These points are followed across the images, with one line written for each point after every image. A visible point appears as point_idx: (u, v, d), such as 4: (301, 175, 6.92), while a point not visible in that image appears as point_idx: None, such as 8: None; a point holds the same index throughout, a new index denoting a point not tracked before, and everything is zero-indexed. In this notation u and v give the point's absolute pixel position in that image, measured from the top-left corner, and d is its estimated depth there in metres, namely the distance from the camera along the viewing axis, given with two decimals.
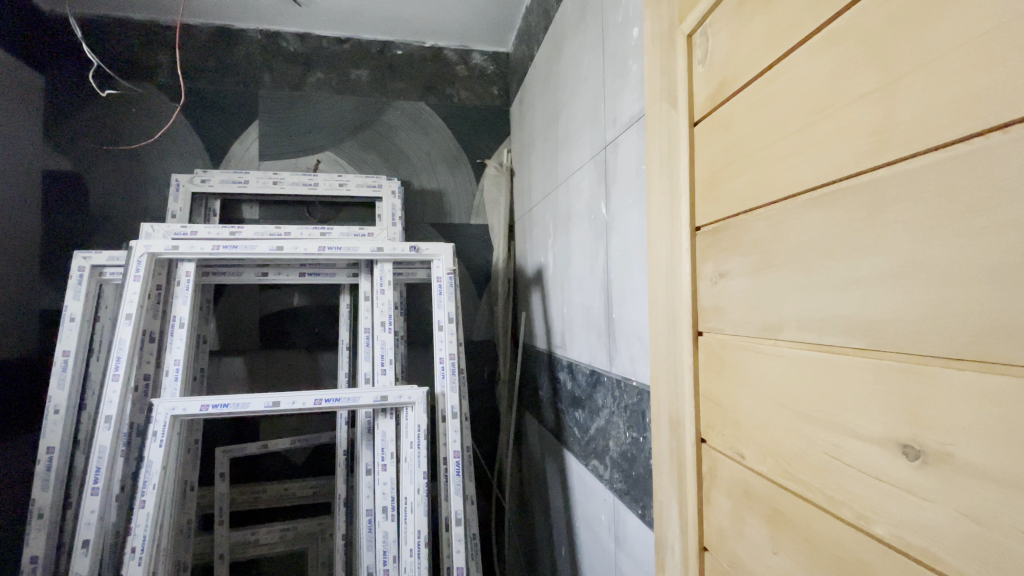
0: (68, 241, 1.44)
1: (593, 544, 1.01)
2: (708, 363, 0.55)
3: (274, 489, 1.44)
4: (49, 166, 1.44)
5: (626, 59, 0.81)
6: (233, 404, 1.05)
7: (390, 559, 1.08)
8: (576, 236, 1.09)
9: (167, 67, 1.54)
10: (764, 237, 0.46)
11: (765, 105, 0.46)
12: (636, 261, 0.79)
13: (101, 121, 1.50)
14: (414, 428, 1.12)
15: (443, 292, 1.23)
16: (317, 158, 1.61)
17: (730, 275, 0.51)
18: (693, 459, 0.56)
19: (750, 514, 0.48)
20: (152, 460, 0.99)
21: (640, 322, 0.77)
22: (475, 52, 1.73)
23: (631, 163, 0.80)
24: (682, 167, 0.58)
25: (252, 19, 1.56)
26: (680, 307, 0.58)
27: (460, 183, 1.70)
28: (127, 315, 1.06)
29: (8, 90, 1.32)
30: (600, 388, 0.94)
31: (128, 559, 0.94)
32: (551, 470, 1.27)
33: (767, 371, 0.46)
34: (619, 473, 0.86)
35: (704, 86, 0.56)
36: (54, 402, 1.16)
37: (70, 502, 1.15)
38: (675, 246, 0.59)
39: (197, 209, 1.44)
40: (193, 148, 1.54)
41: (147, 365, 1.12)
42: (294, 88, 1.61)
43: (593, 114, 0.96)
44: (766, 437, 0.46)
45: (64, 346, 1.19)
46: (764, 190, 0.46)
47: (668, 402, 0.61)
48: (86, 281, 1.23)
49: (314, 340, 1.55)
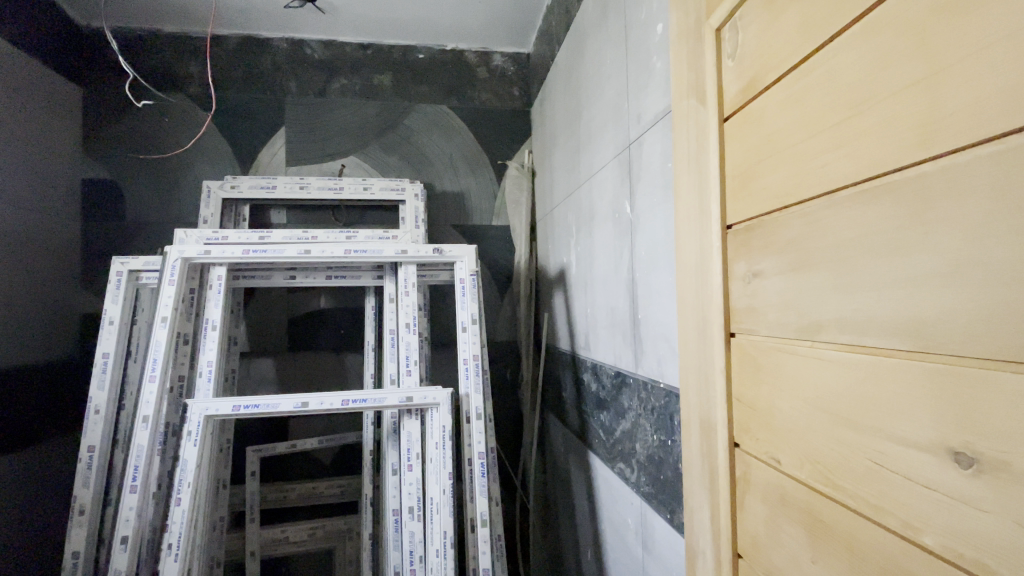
0: (105, 246, 1.50)
1: (619, 547, 1.00)
2: (742, 365, 0.53)
3: (303, 488, 1.47)
4: (88, 175, 1.50)
5: (651, 56, 0.80)
6: (264, 405, 1.07)
7: (416, 560, 1.08)
8: (599, 236, 1.08)
9: (197, 76, 1.59)
10: (800, 236, 0.45)
11: (800, 100, 0.45)
12: (663, 260, 0.77)
13: (137, 130, 1.55)
14: (439, 429, 1.13)
15: (467, 294, 1.24)
16: (342, 163, 1.63)
17: (764, 274, 0.49)
18: (726, 463, 0.55)
19: (787, 522, 0.47)
20: (187, 459, 1.02)
21: (667, 322, 0.76)
22: (496, 54, 1.74)
23: (656, 161, 0.79)
24: (711, 165, 0.57)
25: (277, 28, 1.60)
26: (710, 308, 0.57)
27: (482, 185, 1.70)
28: (162, 319, 1.10)
29: (47, 104, 1.39)
30: (626, 390, 0.92)
31: (165, 555, 0.97)
32: (576, 472, 1.26)
33: (805, 374, 0.44)
34: (646, 477, 0.85)
35: (734, 81, 0.54)
36: (94, 402, 1.20)
37: (109, 499, 1.20)
38: (705, 245, 0.58)
39: (227, 214, 1.48)
40: (223, 155, 1.58)
41: (181, 366, 1.15)
42: (319, 94, 1.64)
43: (617, 113, 0.95)
44: (804, 443, 0.44)
45: (104, 348, 1.23)
46: (799, 187, 0.45)
47: (698, 405, 0.60)
48: (124, 285, 1.28)
49: (340, 341, 1.57)
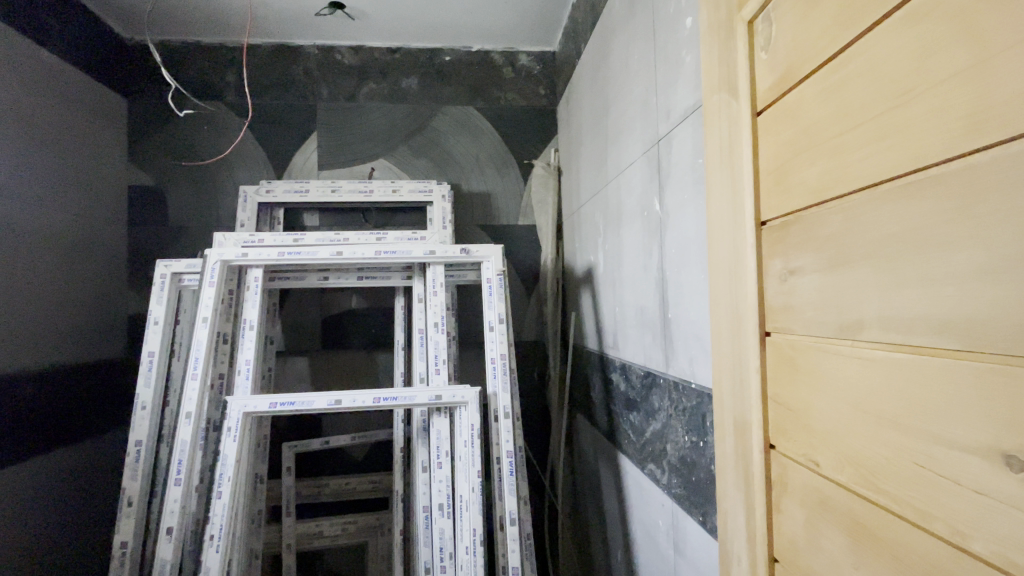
0: (149, 250, 1.57)
1: (649, 549, 0.99)
2: (778, 365, 0.52)
3: (335, 484, 1.51)
4: (134, 182, 1.58)
5: (680, 50, 0.79)
6: (299, 402, 1.11)
7: (447, 556, 1.10)
8: (628, 234, 1.07)
9: (234, 84, 1.64)
10: (840, 231, 0.44)
11: (838, 90, 0.43)
12: (694, 257, 0.76)
13: (177, 138, 1.61)
14: (467, 428, 1.14)
15: (494, 294, 1.24)
16: (372, 166, 1.66)
17: (801, 271, 0.48)
18: (762, 465, 0.53)
19: (826, 526, 0.45)
20: (227, 454, 1.06)
21: (699, 322, 0.74)
22: (521, 53, 1.74)
23: (686, 157, 0.78)
24: (744, 160, 0.56)
25: (309, 35, 1.64)
26: (744, 306, 0.56)
27: (508, 184, 1.71)
28: (203, 319, 1.15)
29: (94, 114, 1.47)
30: (656, 390, 0.91)
31: (207, 546, 1.01)
32: (605, 473, 1.25)
33: (846, 374, 0.43)
34: (678, 478, 0.83)
35: (767, 74, 0.53)
36: (141, 398, 1.26)
37: (155, 491, 1.25)
38: (738, 242, 0.57)
39: (263, 217, 1.53)
40: (258, 160, 1.63)
41: (221, 364, 1.19)
42: (349, 99, 1.67)
43: (645, 109, 0.94)
44: (845, 444, 0.43)
45: (150, 347, 1.29)
46: (839, 181, 0.44)
47: (732, 406, 0.59)
48: (168, 287, 1.34)
49: (371, 340, 1.60)
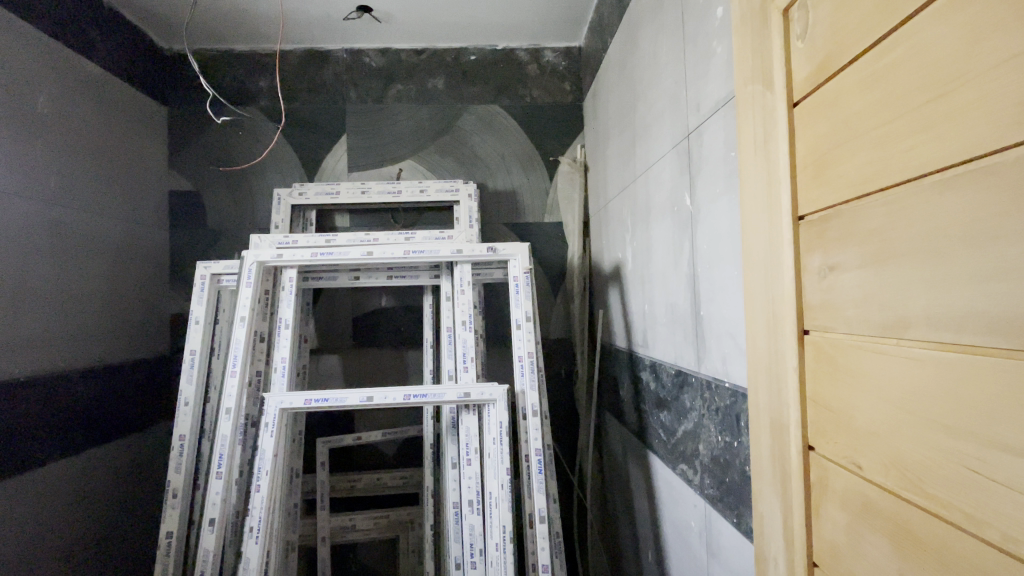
0: (189, 252, 1.64)
1: (681, 549, 0.97)
2: (817, 364, 0.50)
3: (367, 479, 1.54)
4: (175, 188, 1.65)
5: (711, 42, 0.77)
6: (333, 398, 1.14)
7: (476, 552, 1.11)
8: (657, 230, 1.06)
9: (267, 90, 1.69)
10: (884, 225, 0.42)
11: (881, 78, 0.42)
12: (727, 253, 0.74)
13: (213, 144, 1.67)
14: (496, 425, 1.15)
15: (521, 292, 1.24)
16: (400, 167, 1.69)
17: (841, 268, 0.46)
18: (800, 467, 0.52)
19: (870, 531, 0.44)
20: (265, 448, 1.10)
21: (733, 320, 0.73)
22: (546, 49, 1.73)
23: (718, 151, 0.76)
24: (780, 152, 0.54)
25: (337, 39, 1.67)
26: (781, 304, 0.54)
27: (534, 182, 1.71)
28: (241, 318, 1.19)
29: (137, 123, 1.55)
30: (688, 389, 0.90)
31: (248, 537, 1.05)
32: (635, 472, 1.24)
33: (891, 374, 0.41)
34: (711, 478, 0.82)
35: (804, 64, 0.51)
36: (184, 395, 1.32)
37: (198, 484, 1.31)
38: (774, 237, 0.55)
39: (296, 219, 1.58)
40: (291, 164, 1.68)
41: (258, 362, 1.23)
42: (377, 101, 1.70)
43: (674, 101, 0.93)
44: (890, 446, 0.41)
45: (192, 346, 1.35)
46: (883, 172, 0.42)
47: (769, 406, 0.57)
48: (207, 288, 1.39)
49: (400, 338, 1.63)
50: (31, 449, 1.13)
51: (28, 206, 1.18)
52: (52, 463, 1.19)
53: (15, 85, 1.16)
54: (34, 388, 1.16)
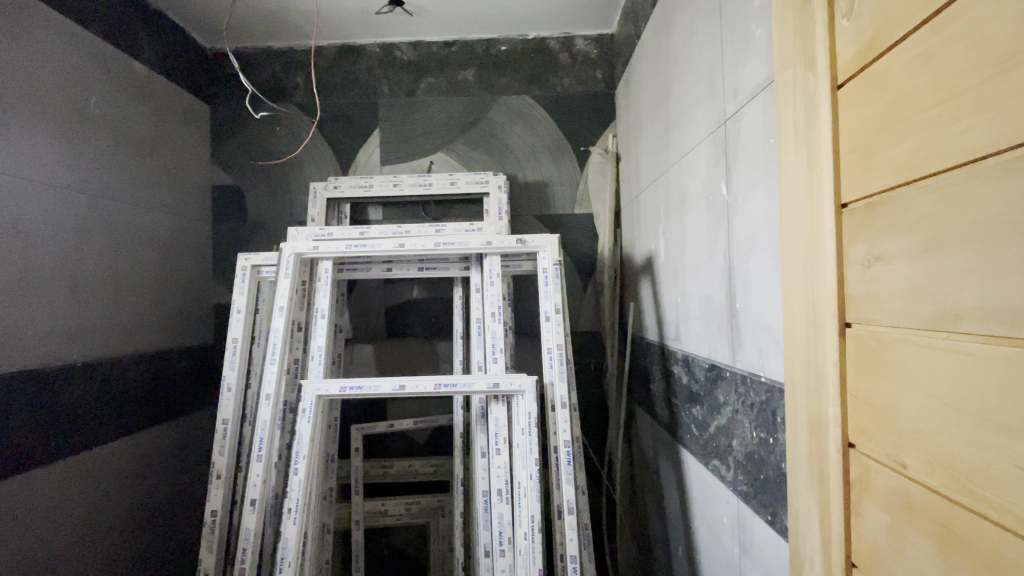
0: (231, 245, 1.71)
1: (713, 546, 0.96)
2: (860, 358, 0.48)
3: (399, 466, 1.58)
4: (217, 182, 1.72)
5: (750, 24, 0.74)
6: (367, 386, 1.17)
7: (505, 540, 1.12)
8: (691, 221, 1.03)
9: (302, 86, 1.73)
10: (934, 213, 0.40)
11: (934, 57, 0.39)
12: (765, 243, 0.72)
13: (252, 139, 1.73)
14: (525, 416, 1.14)
15: (551, 284, 1.24)
16: (431, 160, 1.71)
17: (887, 258, 0.44)
18: (840, 466, 0.50)
19: (914, 533, 0.42)
20: (303, 433, 1.14)
21: (770, 313, 0.71)
22: (578, 38, 1.70)
23: (756, 137, 0.73)
24: (822, 138, 0.52)
25: (370, 34, 1.69)
26: (821, 296, 0.52)
27: (565, 173, 1.69)
28: (280, 308, 1.24)
29: (183, 120, 1.62)
30: (722, 384, 0.88)
31: (286, 517, 1.10)
32: (665, 467, 1.22)
33: (939, 369, 0.39)
34: (744, 475, 0.80)
35: (849, 43, 0.49)
36: (227, 381, 1.38)
37: (240, 466, 1.37)
38: (814, 226, 0.53)
39: (331, 212, 1.62)
40: (325, 158, 1.72)
41: (296, 350, 1.28)
42: (409, 95, 1.72)
43: (710, 87, 0.90)
44: (937, 444, 0.40)
45: (234, 334, 1.41)
46: (935, 156, 0.40)
47: (807, 402, 0.55)
48: (248, 278, 1.44)
49: (431, 329, 1.65)
50: (88, 429, 1.22)
51: (82, 200, 1.25)
52: (106, 443, 1.27)
53: (66, 85, 1.22)
54: (90, 373, 1.24)
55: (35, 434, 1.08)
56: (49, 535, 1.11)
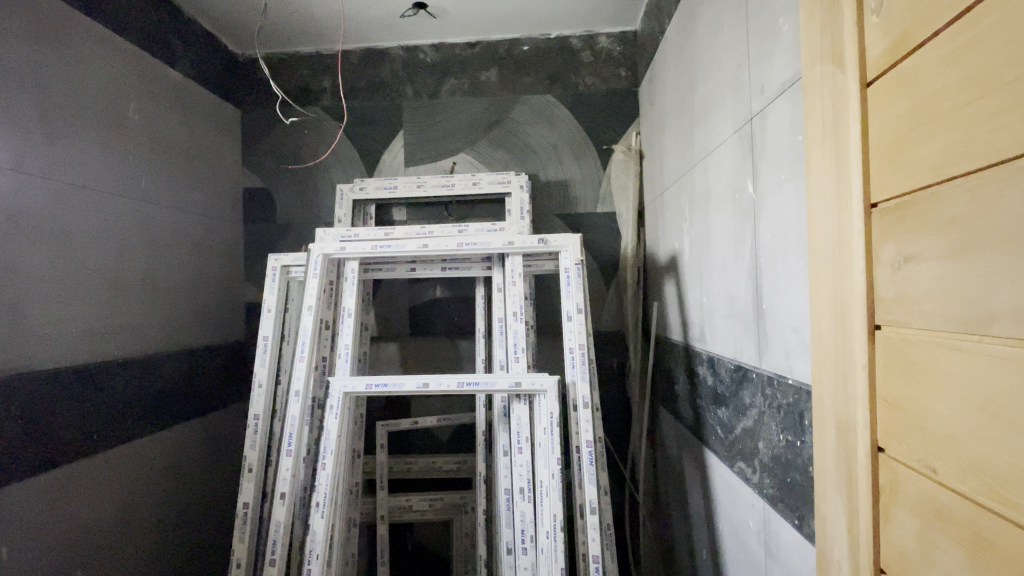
0: (261, 245, 1.77)
1: (738, 548, 0.95)
2: (890, 361, 0.47)
3: (423, 463, 1.60)
4: (247, 185, 1.78)
5: (777, 20, 0.73)
6: (392, 384, 1.19)
7: (528, 538, 1.13)
8: (716, 220, 1.02)
9: (329, 90, 1.77)
10: (968, 213, 0.39)
11: (967, 53, 0.38)
12: (793, 243, 0.71)
13: (281, 142, 1.78)
14: (547, 415, 1.15)
15: (572, 283, 1.24)
16: (454, 160, 1.72)
17: (918, 259, 0.43)
18: (868, 470, 0.49)
19: (945, 539, 0.41)
20: (330, 429, 1.17)
21: (797, 314, 0.69)
22: (601, 35, 1.69)
23: (783, 134, 0.72)
24: (851, 136, 0.51)
25: (395, 37, 1.72)
26: (850, 297, 0.51)
27: (587, 172, 1.69)
28: (309, 307, 1.27)
29: (216, 125, 1.68)
30: (748, 385, 0.86)
31: (314, 510, 1.13)
32: (689, 468, 1.21)
33: (972, 372, 0.38)
34: (771, 478, 0.79)
35: (879, 39, 0.48)
36: (258, 377, 1.42)
37: (271, 460, 1.42)
38: (843, 226, 0.52)
39: (357, 213, 1.65)
40: (351, 160, 1.75)
41: (324, 348, 1.31)
42: (432, 96, 1.74)
43: (736, 83, 0.89)
44: (968, 449, 0.39)
45: (265, 332, 1.45)
46: (968, 154, 0.39)
47: (834, 404, 0.54)
48: (278, 278, 1.49)
49: (454, 328, 1.67)
50: (128, 422, 1.28)
51: (123, 204, 1.31)
52: (144, 436, 1.33)
53: (106, 93, 1.28)
54: (130, 369, 1.30)
55: (80, 428, 1.14)
56: (93, 522, 1.17)
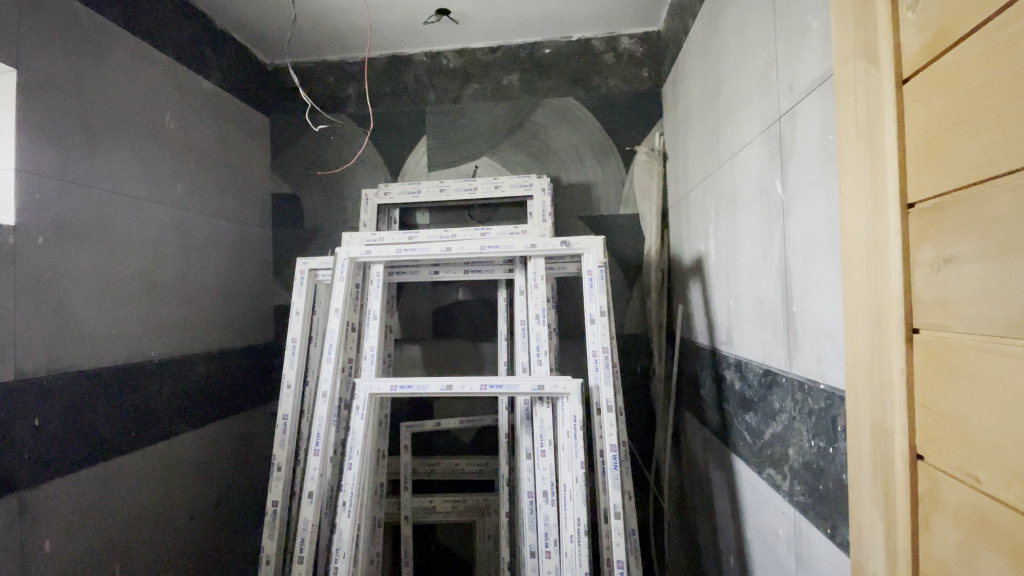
0: (289, 249, 1.81)
1: (767, 556, 0.93)
2: (929, 366, 0.45)
3: (446, 464, 1.61)
4: (276, 191, 1.83)
5: (806, 17, 0.71)
6: (416, 386, 1.20)
7: (552, 542, 1.12)
8: (743, 221, 1.00)
9: (355, 97, 1.80)
10: (1011, 213, 0.37)
11: (1008, 49, 0.37)
12: (825, 244, 0.69)
13: (308, 149, 1.82)
14: (570, 418, 1.15)
15: (596, 286, 1.23)
16: (476, 164, 1.74)
17: (959, 261, 0.42)
18: (907, 479, 0.47)
19: (988, 550, 0.40)
20: (356, 430, 1.19)
21: (829, 317, 0.68)
22: (623, 37, 1.68)
23: (814, 133, 0.71)
24: (886, 135, 0.49)
25: (418, 44, 1.74)
26: (887, 300, 0.49)
27: (609, 174, 1.68)
28: (335, 309, 1.30)
29: (247, 132, 1.73)
30: (777, 390, 0.84)
31: (341, 509, 1.15)
32: (716, 473, 1.19)
33: (1017, 378, 0.37)
34: (801, 485, 0.77)
35: (915, 35, 0.46)
36: (286, 378, 1.46)
37: (298, 459, 1.45)
38: (879, 226, 0.50)
39: (381, 218, 1.68)
40: (375, 166, 1.78)
41: (350, 350, 1.33)
42: (455, 101, 1.76)
43: (763, 82, 0.87)
44: (1013, 457, 0.37)
45: (293, 334, 1.49)
46: (1010, 152, 0.37)
47: (869, 410, 0.52)
48: (306, 281, 1.52)
49: (476, 330, 1.68)
50: (163, 420, 1.33)
51: (159, 210, 1.37)
52: (179, 434, 1.38)
53: (143, 104, 1.33)
54: (165, 370, 1.35)
55: (117, 425, 1.19)
56: (130, 515, 1.22)
